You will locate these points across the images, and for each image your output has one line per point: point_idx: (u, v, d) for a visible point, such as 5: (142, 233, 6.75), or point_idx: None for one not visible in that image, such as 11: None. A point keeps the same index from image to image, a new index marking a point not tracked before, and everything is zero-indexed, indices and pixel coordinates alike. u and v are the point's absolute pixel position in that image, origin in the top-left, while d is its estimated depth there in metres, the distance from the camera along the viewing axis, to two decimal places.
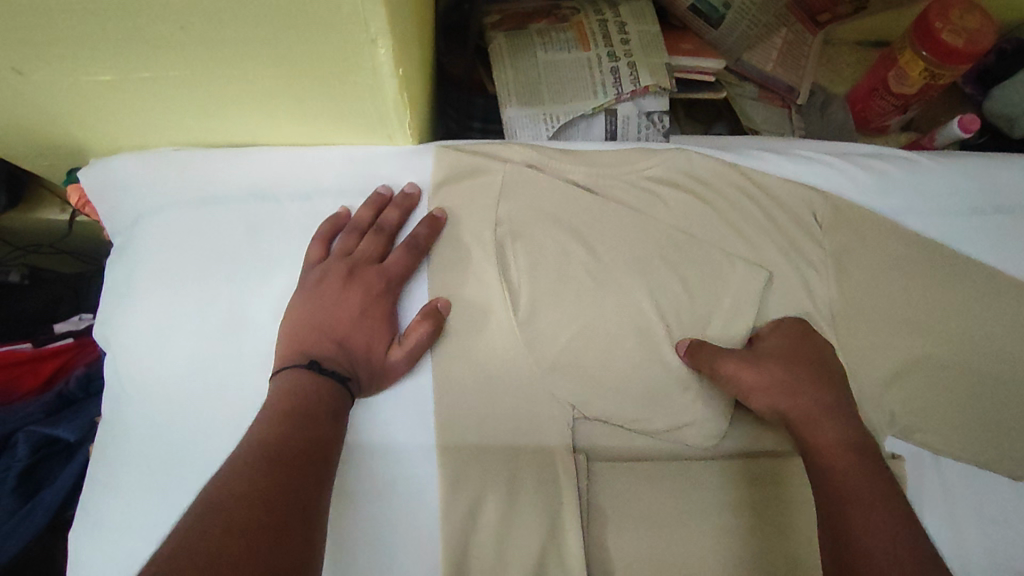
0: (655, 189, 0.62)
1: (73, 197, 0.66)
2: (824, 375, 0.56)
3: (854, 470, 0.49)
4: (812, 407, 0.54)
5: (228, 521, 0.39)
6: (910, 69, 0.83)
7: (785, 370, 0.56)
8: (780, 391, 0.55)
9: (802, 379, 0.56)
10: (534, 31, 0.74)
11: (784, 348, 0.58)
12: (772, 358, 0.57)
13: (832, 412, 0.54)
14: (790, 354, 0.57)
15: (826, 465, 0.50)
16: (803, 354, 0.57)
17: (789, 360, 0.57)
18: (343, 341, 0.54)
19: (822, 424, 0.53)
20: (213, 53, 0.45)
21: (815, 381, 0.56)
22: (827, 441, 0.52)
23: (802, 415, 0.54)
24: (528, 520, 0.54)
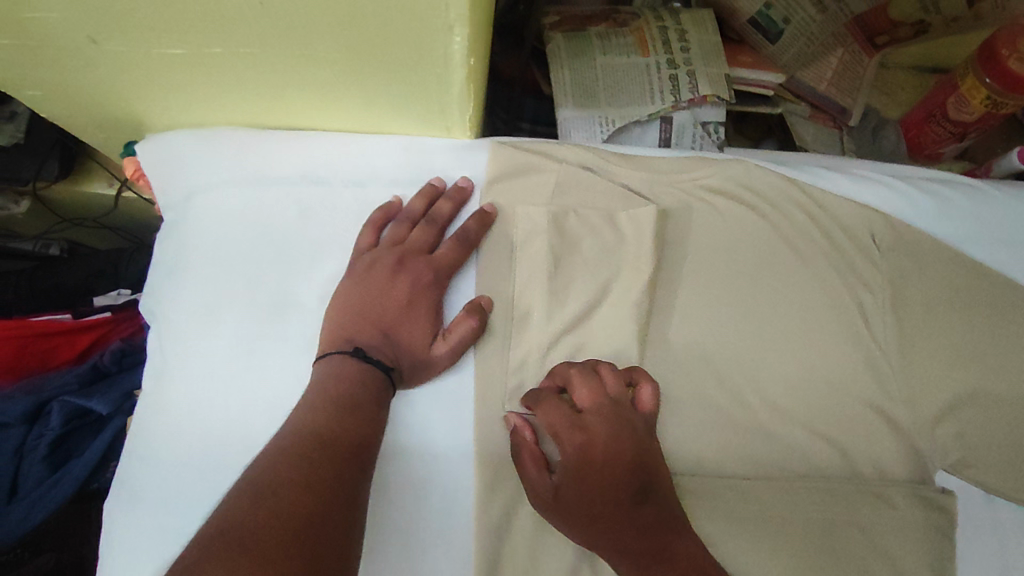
0: (710, 200, 0.62)
1: (128, 169, 0.66)
2: (642, 433, 0.52)
3: (631, 498, 0.48)
4: (600, 455, 0.49)
5: (275, 506, 0.38)
6: (970, 96, 0.80)
7: (600, 445, 0.50)
8: (584, 416, 0.51)
9: (619, 446, 0.50)
10: (593, 35, 0.74)
11: (592, 416, 0.51)
12: (586, 432, 0.50)
13: (625, 495, 0.48)
14: (591, 428, 0.51)
15: (608, 500, 0.48)
16: (612, 417, 0.51)
17: (593, 440, 0.50)
18: (388, 330, 0.54)
19: (603, 453, 0.49)
20: (288, 30, 0.46)
21: (634, 454, 0.50)
22: (607, 454, 0.49)
23: (590, 439, 0.50)
24: (562, 528, 0.52)
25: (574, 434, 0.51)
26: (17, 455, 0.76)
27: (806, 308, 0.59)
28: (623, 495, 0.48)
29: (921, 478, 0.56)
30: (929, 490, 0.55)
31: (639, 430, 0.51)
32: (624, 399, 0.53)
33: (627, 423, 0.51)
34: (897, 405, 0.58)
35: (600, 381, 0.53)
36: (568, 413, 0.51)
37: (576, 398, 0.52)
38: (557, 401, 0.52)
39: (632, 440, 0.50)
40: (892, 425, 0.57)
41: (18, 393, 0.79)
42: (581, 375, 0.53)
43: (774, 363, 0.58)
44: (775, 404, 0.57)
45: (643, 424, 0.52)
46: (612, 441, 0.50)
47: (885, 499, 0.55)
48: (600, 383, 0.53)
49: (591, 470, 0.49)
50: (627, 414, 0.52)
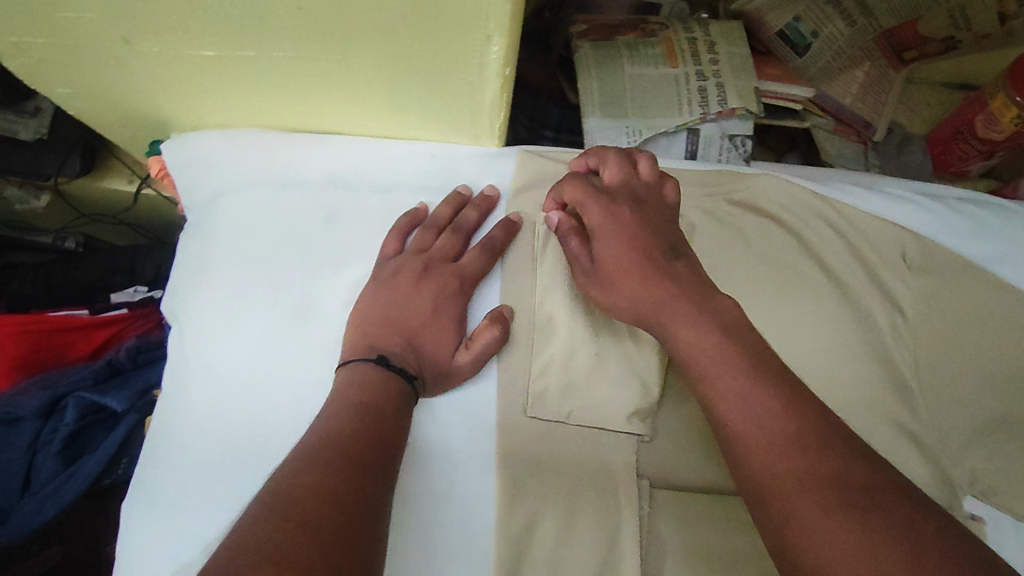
0: (735, 215, 0.62)
1: (154, 168, 0.66)
2: (666, 212, 0.51)
3: (703, 292, 0.45)
4: (683, 309, 0.44)
5: (302, 515, 0.38)
6: (1000, 114, 0.78)
7: (627, 220, 0.49)
8: (727, 359, 0.41)
9: (646, 220, 0.49)
10: (621, 44, 0.74)
11: (610, 230, 0.49)
12: (620, 211, 0.50)
13: (663, 262, 0.47)
14: (613, 207, 0.50)
15: (674, 291, 0.45)
16: (623, 191, 0.51)
17: (617, 227, 0.49)
18: (411, 339, 0.53)
19: (688, 307, 0.44)
20: (323, 34, 0.45)
21: (657, 221, 0.50)
22: (786, 431, 0.38)
23: (749, 398, 0.39)
24: (583, 545, 0.50)
25: (737, 404, 0.40)
26: (31, 449, 0.76)
27: (836, 326, 0.58)
28: (791, 427, 0.38)
29: (950, 503, 0.55)
30: (959, 516, 0.54)
31: (660, 203, 0.52)
32: (644, 179, 0.53)
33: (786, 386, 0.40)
34: (926, 428, 0.56)
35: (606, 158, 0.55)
36: (584, 190, 0.52)
37: (581, 185, 0.52)
38: (579, 176, 0.54)
39: (803, 413, 0.39)
40: (922, 448, 0.55)
41: (34, 386, 0.78)
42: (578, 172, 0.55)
43: (802, 382, 0.56)
44: None
45: (653, 187, 0.53)
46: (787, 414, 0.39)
47: None
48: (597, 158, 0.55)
49: (776, 458, 0.37)
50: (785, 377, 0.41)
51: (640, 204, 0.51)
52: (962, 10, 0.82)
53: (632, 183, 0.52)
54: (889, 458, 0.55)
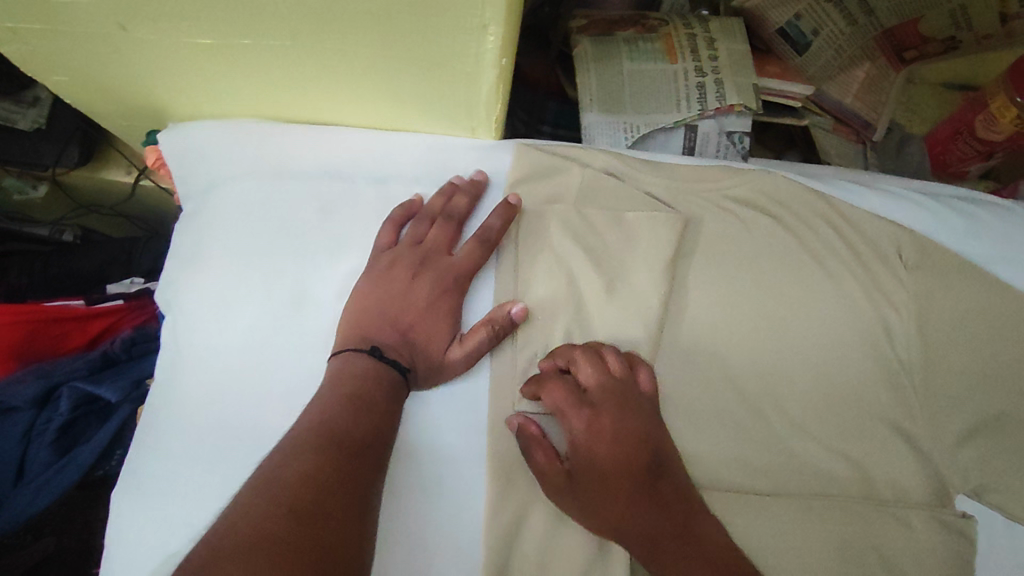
0: (734, 210, 0.61)
1: (149, 157, 0.66)
2: (649, 416, 0.52)
3: (646, 478, 0.49)
4: (641, 516, 0.48)
5: (290, 503, 0.38)
6: (1000, 115, 0.77)
7: (608, 453, 0.50)
8: (676, 554, 0.47)
9: (629, 449, 0.50)
10: (620, 39, 0.73)
11: (600, 442, 0.51)
12: (600, 456, 0.50)
13: (647, 484, 0.49)
14: (597, 425, 0.51)
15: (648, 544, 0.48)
16: (608, 400, 0.51)
17: (606, 445, 0.50)
18: (406, 332, 0.54)
19: (634, 496, 0.49)
20: (320, 23, 0.45)
21: (640, 433, 0.51)
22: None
23: (690, 572, 0.46)
24: (573, 537, 0.50)
25: None
26: (26, 438, 0.76)
27: (830, 324, 0.58)
28: None
29: (941, 502, 0.55)
30: (949, 514, 0.54)
31: (643, 407, 0.52)
32: (626, 379, 0.52)
33: (726, 562, 0.47)
34: (919, 426, 0.56)
35: (586, 355, 0.53)
36: (565, 399, 0.52)
37: (568, 395, 0.52)
38: (559, 380, 0.53)
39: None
40: (915, 446, 0.55)
41: (30, 376, 0.78)
42: (556, 366, 0.54)
43: (794, 379, 0.56)
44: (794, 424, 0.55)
45: (646, 402, 0.52)
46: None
47: (905, 522, 0.53)
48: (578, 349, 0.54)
49: None
50: (721, 547, 0.48)
51: (624, 414, 0.51)
52: (964, 9, 0.81)
53: (614, 383, 0.52)
54: (880, 455, 0.55)
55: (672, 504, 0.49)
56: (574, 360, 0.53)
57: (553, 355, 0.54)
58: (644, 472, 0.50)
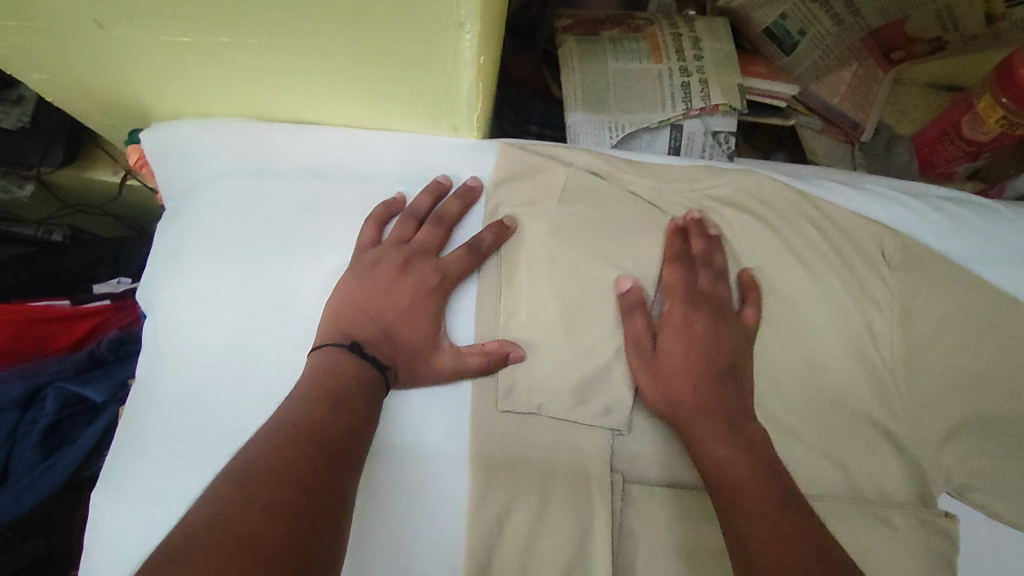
0: (717, 210, 0.61)
1: (132, 156, 0.66)
2: (742, 338, 0.55)
3: (723, 374, 0.53)
4: (704, 395, 0.51)
5: (267, 501, 0.37)
6: (986, 115, 0.77)
7: (700, 331, 0.54)
8: (720, 428, 0.49)
9: (717, 343, 0.54)
10: (606, 39, 0.74)
11: (679, 327, 0.54)
12: (693, 338, 0.53)
13: (719, 377, 0.52)
14: (695, 314, 0.54)
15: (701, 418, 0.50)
16: (707, 301, 0.55)
17: (687, 334, 0.54)
18: (387, 329, 0.53)
19: (705, 379, 0.52)
20: (296, 20, 0.45)
21: (727, 342, 0.54)
22: (748, 471, 0.47)
23: (730, 444, 0.49)
24: (554, 535, 0.50)
25: (721, 446, 0.48)
26: (11, 438, 0.75)
27: (814, 324, 0.58)
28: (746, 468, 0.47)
29: (924, 502, 0.54)
30: (932, 514, 0.53)
31: (741, 327, 0.56)
32: (731, 302, 0.56)
33: (769, 462, 0.48)
34: (902, 426, 0.56)
35: (708, 267, 0.57)
36: (677, 279, 0.56)
37: (680, 282, 0.55)
38: (686, 268, 0.56)
39: (776, 475, 0.47)
40: (897, 446, 0.55)
41: (14, 377, 0.78)
42: (682, 254, 0.57)
43: (778, 378, 0.56)
44: (777, 424, 0.55)
45: (744, 330, 0.56)
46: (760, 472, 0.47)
47: (888, 522, 0.53)
48: (708, 252, 0.58)
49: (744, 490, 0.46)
50: (763, 448, 0.49)
51: (721, 322, 0.55)
52: (948, 10, 0.81)
53: (718, 298, 0.56)
54: (862, 454, 0.55)
55: (740, 402, 0.52)
56: (695, 261, 0.57)
57: (689, 244, 0.58)
58: (718, 371, 0.53)
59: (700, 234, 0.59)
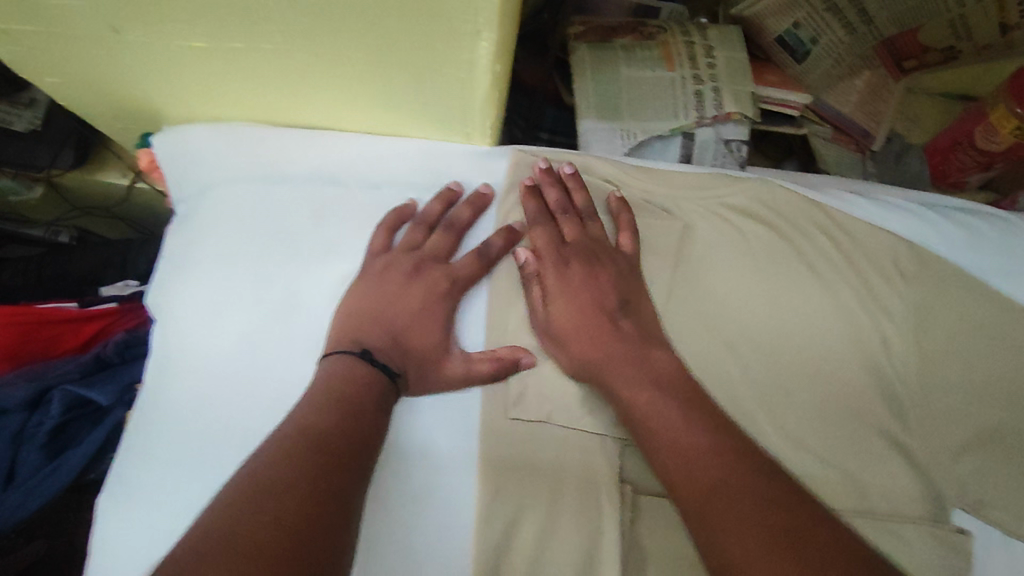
0: (731, 220, 0.61)
1: (143, 160, 0.66)
2: (623, 269, 0.56)
3: (609, 317, 0.53)
4: (600, 344, 0.52)
5: (279, 513, 0.37)
6: (1000, 125, 0.76)
7: (578, 291, 0.54)
8: (637, 375, 0.49)
9: (595, 290, 0.54)
10: (618, 47, 0.73)
11: (561, 290, 0.55)
12: (569, 299, 0.54)
13: (608, 320, 0.53)
14: (563, 270, 0.55)
15: (616, 364, 0.51)
16: (576, 252, 0.56)
17: (569, 291, 0.55)
18: (398, 335, 0.53)
19: (597, 328, 0.53)
20: (313, 27, 0.45)
21: (608, 280, 0.55)
22: (682, 430, 0.45)
23: (658, 400, 0.47)
24: (564, 552, 0.49)
25: (648, 402, 0.47)
26: (15, 442, 0.75)
27: (828, 335, 0.58)
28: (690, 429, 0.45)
29: (938, 517, 0.53)
30: (944, 530, 0.53)
31: (620, 258, 0.57)
32: (602, 241, 0.57)
33: (689, 392, 0.48)
34: (915, 439, 0.55)
35: (572, 215, 0.58)
36: (547, 239, 0.57)
37: (547, 243, 0.57)
38: (547, 226, 0.58)
39: (702, 406, 0.47)
40: (911, 459, 0.55)
41: (20, 377, 0.77)
42: (540, 211, 0.58)
43: (790, 389, 0.56)
44: (790, 437, 0.54)
45: (625, 261, 0.57)
46: (686, 408, 0.46)
47: (902, 537, 0.52)
48: (563, 200, 0.59)
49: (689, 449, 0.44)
50: (677, 373, 0.50)
51: (595, 264, 0.56)
52: (962, 19, 0.78)
53: (590, 242, 0.57)
54: (875, 467, 0.54)
55: (636, 336, 0.52)
56: (555, 212, 0.58)
57: (545, 198, 0.59)
58: (604, 318, 0.53)
59: (549, 184, 0.59)
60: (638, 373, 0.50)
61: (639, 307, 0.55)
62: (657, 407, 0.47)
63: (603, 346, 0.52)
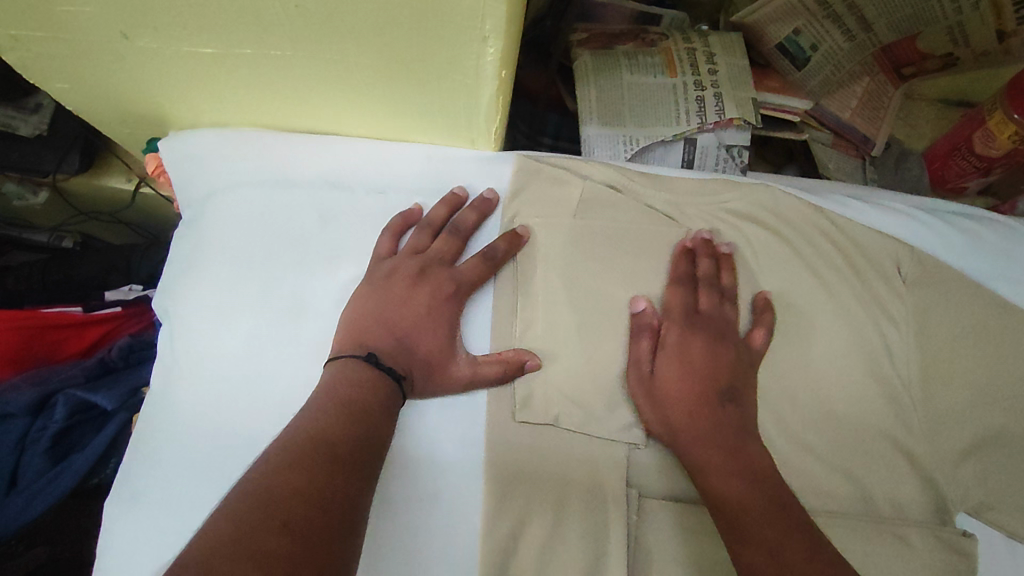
0: (734, 224, 0.61)
1: (149, 165, 0.66)
2: (747, 359, 0.55)
3: (723, 402, 0.52)
4: (702, 421, 0.51)
5: (286, 517, 0.37)
6: (998, 131, 0.77)
7: (696, 359, 0.53)
8: (722, 458, 0.49)
9: (716, 365, 0.53)
10: (621, 54, 0.74)
11: (676, 350, 0.54)
12: (667, 370, 0.53)
13: (716, 403, 0.52)
14: (690, 335, 0.54)
15: (707, 440, 0.50)
16: (706, 325, 0.55)
17: (683, 357, 0.53)
18: (404, 338, 0.53)
19: (705, 414, 0.51)
20: (321, 34, 0.46)
21: (729, 363, 0.53)
22: (751, 507, 0.46)
23: (731, 474, 0.48)
24: (572, 550, 0.50)
25: (720, 474, 0.48)
26: (19, 446, 0.75)
27: (830, 339, 0.58)
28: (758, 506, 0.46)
29: (941, 520, 0.54)
30: (950, 532, 0.53)
31: (748, 350, 0.55)
32: (732, 326, 0.56)
33: (771, 487, 0.48)
34: (918, 443, 0.56)
35: (713, 287, 0.57)
36: (683, 304, 0.56)
37: (681, 304, 0.55)
38: (682, 288, 0.56)
39: (778, 500, 0.47)
40: (914, 462, 0.55)
41: (24, 381, 0.77)
42: (687, 276, 0.57)
43: (794, 392, 0.56)
44: (792, 442, 0.55)
45: (746, 349, 0.55)
46: (756, 493, 0.47)
47: (905, 540, 0.52)
48: (712, 276, 0.57)
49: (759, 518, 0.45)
50: (769, 470, 0.49)
51: (720, 344, 0.54)
52: (961, 26, 0.78)
53: (718, 320, 0.56)
54: (880, 470, 0.55)
55: (738, 429, 0.51)
56: (700, 283, 0.57)
57: (696, 265, 0.58)
58: (713, 398, 0.52)
59: (705, 256, 0.58)
60: (724, 446, 0.50)
61: (748, 401, 0.53)
62: (727, 478, 0.48)
63: (716, 432, 0.50)
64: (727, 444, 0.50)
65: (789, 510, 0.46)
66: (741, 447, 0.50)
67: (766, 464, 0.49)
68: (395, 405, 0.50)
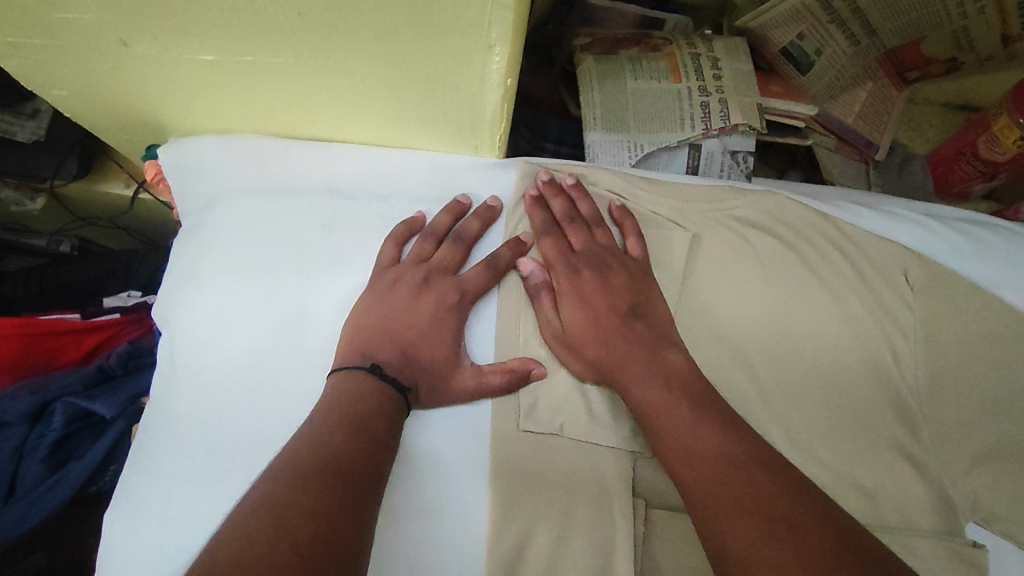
0: (741, 231, 0.61)
1: (149, 172, 0.66)
2: (635, 273, 0.56)
3: (625, 320, 0.54)
4: (611, 347, 0.53)
5: (293, 536, 0.36)
6: (1003, 136, 0.76)
7: (590, 294, 0.55)
8: (646, 371, 0.50)
9: (608, 293, 0.55)
10: (624, 58, 0.74)
11: (574, 295, 0.55)
12: (570, 316, 0.55)
13: (622, 324, 0.53)
14: (580, 274, 0.56)
15: (624, 357, 0.52)
16: (587, 259, 0.57)
17: (581, 298, 0.55)
18: (408, 349, 0.53)
19: (612, 337, 0.53)
20: (325, 41, 0.45)
21: (624, 283, 0.55)
22: (680, 415, 0.47)
23: (651, 384, 0.49)
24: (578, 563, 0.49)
25: (644, 389, 0.49)
26: (17, 455, 0.74)
27: (837, 347, 0.57)
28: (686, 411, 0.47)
29: (951, 530, 0.53)
30: (959, 543, 0.52)
31: (631, 262, 0.57)
32: (612, 248, 0.58)
33: (698, 392, 0.48)
34: (927, 453, 0.55)
35: (579, 223, 0.59)
36: (558, 249, 0.57)
37: (557, 251, 0.57)
38: (553, 236, 0.58)
39: (711, 405, 0.47)
40: (923, 472, 0.54)
41: (23, 390, 0.76)
42: (547, 224, 0.59)
43: (800, 401, 0.56)
44: (801, 452, 0.54)
45: (635, 265, 0.57)
46: (687, 401, 0.47)
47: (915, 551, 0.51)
48: (568, 210, 0.59)
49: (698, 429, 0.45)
50: (687, 373, 0.50)
51: (607, 268, 0.56)
52: (966, 31, 0.78)
53: (598, 249, 0.58)
54: (888, 479, 0.54)
55: (652, 339, 0.52)
56: (562, 223, 0.59)
57: (550, 209, 0.59)
58: (617, 323, 0.54)
59: (558, 197, 0.59)
60: (640, 359, 0.51)
61: (654, 311, 0.55)
62: (649, 392, 0.49)
63: (629, 349, 0.52)
64: (641, 356, 0.51)
65: (729, 416, 0.47)
66: (659, 356, 0.51)
67: (688, 370, 0.50)
68: (400, 418, 0.49)
